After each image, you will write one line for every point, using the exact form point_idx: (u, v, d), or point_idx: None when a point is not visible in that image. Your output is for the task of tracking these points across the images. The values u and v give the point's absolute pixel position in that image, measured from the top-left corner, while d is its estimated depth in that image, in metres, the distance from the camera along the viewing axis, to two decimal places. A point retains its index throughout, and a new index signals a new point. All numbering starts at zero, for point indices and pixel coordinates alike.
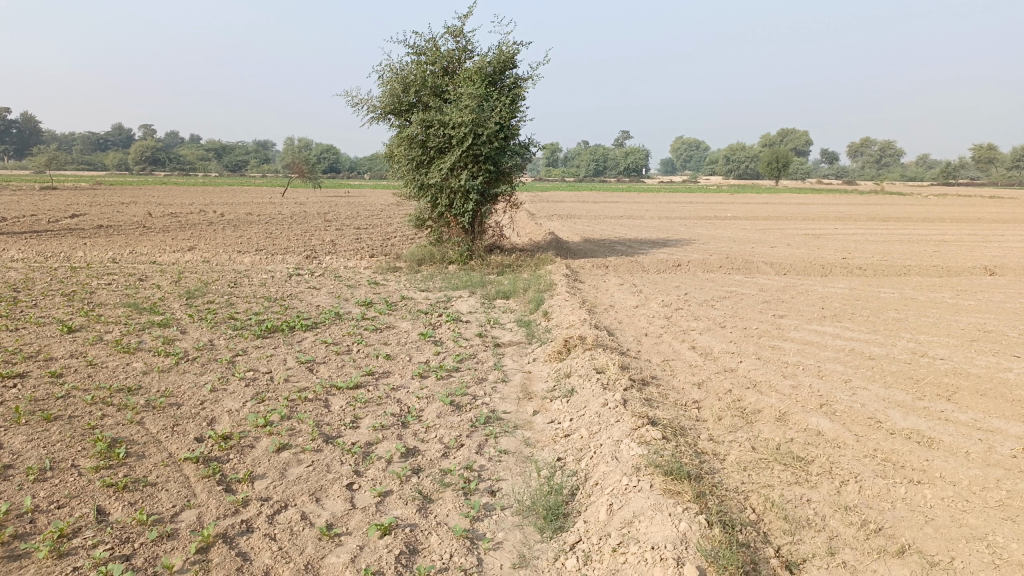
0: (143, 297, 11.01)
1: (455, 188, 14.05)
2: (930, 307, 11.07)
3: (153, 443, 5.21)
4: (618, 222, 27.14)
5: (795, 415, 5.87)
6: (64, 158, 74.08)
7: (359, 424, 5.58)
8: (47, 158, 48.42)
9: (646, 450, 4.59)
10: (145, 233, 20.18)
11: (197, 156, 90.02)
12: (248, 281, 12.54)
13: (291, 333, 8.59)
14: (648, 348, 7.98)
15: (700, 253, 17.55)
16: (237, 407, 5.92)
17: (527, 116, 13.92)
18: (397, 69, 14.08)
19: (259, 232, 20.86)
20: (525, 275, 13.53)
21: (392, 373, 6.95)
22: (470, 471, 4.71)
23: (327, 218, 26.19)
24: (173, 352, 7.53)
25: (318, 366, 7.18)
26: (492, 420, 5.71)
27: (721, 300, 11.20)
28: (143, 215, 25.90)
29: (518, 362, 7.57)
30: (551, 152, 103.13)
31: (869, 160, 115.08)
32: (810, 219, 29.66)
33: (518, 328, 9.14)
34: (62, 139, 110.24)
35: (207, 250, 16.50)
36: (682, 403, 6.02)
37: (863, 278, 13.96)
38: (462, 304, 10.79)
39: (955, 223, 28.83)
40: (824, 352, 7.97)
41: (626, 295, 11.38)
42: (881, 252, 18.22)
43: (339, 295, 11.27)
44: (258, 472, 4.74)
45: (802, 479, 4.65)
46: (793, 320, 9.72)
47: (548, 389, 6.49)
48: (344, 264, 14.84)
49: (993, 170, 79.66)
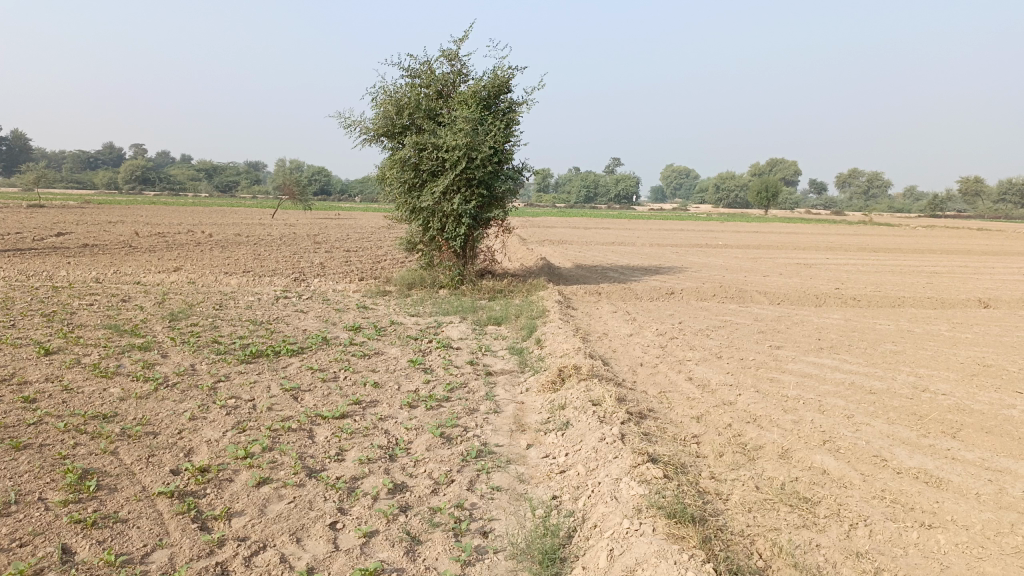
0: (125, 318, 10.72)
1: (447, 212, 13.87)
2: (927, 340, 10.91)
3: (127, 476, 4.94)
4: (610, 248, 27.06)
5: (799, 452, 5.66)
6: (52, 176, 73.67)
7: (344, 457, 5.33)
8: (36, 176, 48.07)
9: (647, 490, 4.36)
10: (130, 253, 19.88)
11: (187, 176, 89.78)
12: (234, 304, 12.27)
13: (276, 359, 8.33)
14: (644, 379, 7.76)
15: (692, 281, 17.41)
16: (216, 437, 5.65)
17: (521, 141, 13.80)
18: (391, 91, 13.96)
19: (247, 253, 20.61)
20: (517, 301, 13.32)
21: (380, 402, 6.70)
22: (461, 510, 4.46)
23: (316, 240, 25.96)
24: (153, 378, 7.25)
25: (303, 394, 6.92)
26: (485, 454, 5.47)
27: (716, 330, 11.02)
28: (130, 235, 25.60)
29: (510, 391, 7.33)
30: (542, 178, 103.49)
31: (857, 191, 116.05)
32: (801, 249, 29.64)
33: (510, 356, 8.91)
34: (51, 156, 109.80)
35: (193, 271, 16.22)
36: (681, 438, 5.80)
37: (857, 309, 13.83)
38: (453, 330, 10.56)
39: (945, 254, 28.88)
40: (824, 385, 7.78)
41: (620, 323, 11.19)
42: (874, 283, 18.13)
43: (327, 319, 11.02)
44: (237, 508, 4.47)
45: (809, 522, 4.42)
46: (790, 351, 9.53)
47: (542, 421, 6.25)
48: (332, 287, 14.60)
49: (980, 203, 80.38)
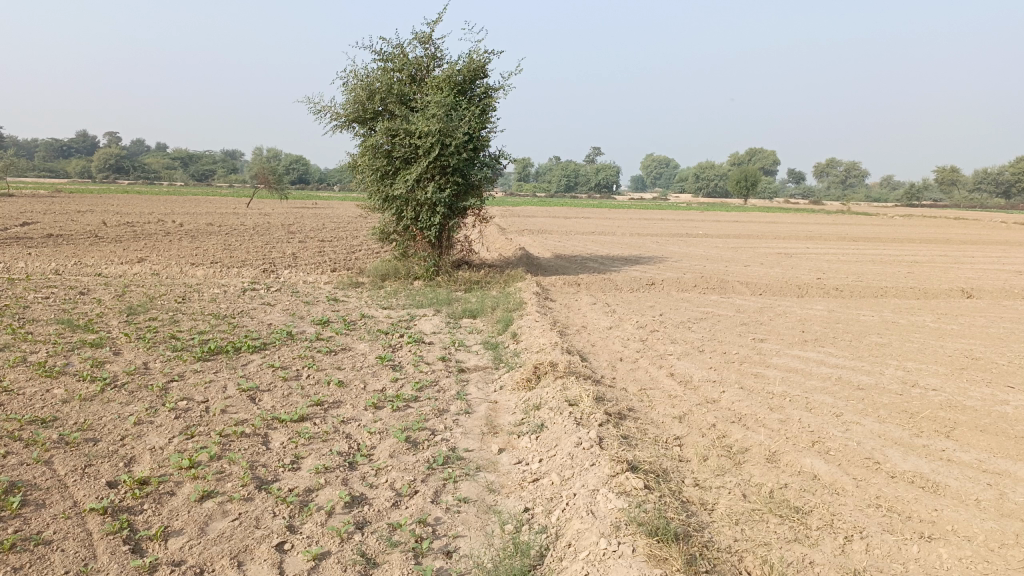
0: (80, 313, 10.20)
1: (421, 201, 13.44)
2: (912, 331, 10.65)
3: (58, 489, 4.49)
4: (590, 238, 26.70)
5: (787, 455, 5.32)
6: (23, 165, 72.02)
7: (300, 465, 4.91)
8: (3, 163, 46.80)
9: (626, 503, 3.99)
10: (95, 243, 19.22)
11: (162, 164, 88.27)
12: (198, 296, 11.77)
13: (236, 356, 7.86)
14: (623, 375, 7.41)
15: (673, 271, 17.10)
16: (161, 445, 5.21)
17: (497, 127, 13.37)
18: (362, 75, 13.47)
19: (217, 243, 20.02)
20: (494, 292, 12.93)
21: (343, 404, 6.27)
22: (423, 526, 4.07)
23: (289, 229, 25.37)
24: (101, 377, 6.77)
25: (261, 395, 6.48)
26: (452, 460, 5.08)
27: (697, 322, 10.68)
28: (97, 224, 24.92)
29: (483, 390, 6.94)
30: (522, 166, 102.94)
31: (835, 180, 116.61)
32: (781, 238, 29.45)
33: (483, 351, 8.51)
34: (21, 145, 107.60)
35: (158, 262, 15.65)
36: (662, 441, 5.44)
37: (840, 299, 13.58)
38: (426, 324, 10.15)
39: (925, 244, 28.84)
40: (810, 380, 7.47)
41: (599, 316, 10.83)
42: (855, 272, 17.93)
43: (294, 313, 10.56)
44: (175, 527, 4.05)
45: (801, 536, 4.08)
46: (774, 345, 9.22)
47: (515, 423, 5.87)
48: (303, 278, 14.12)
49: (956, 192, 80.92)
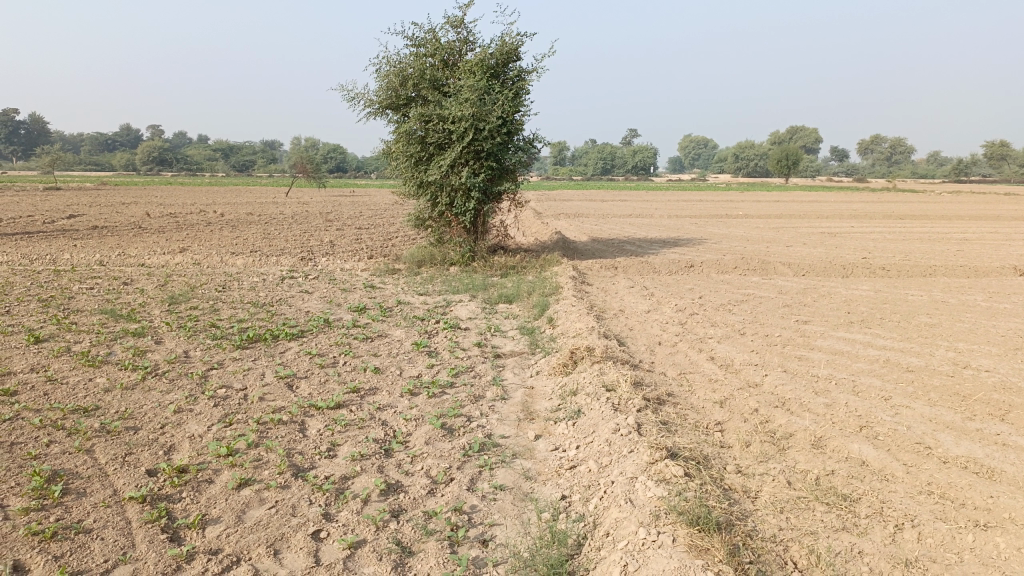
0: (123, 303, 10.37)
1: (455, 186, 13.37)
2: (963, 311, 10.29)
3: (99, 477, 4.54)
4: (628, 220, 26.43)
5: (833, 440, 5.15)
6: (70, 159, 73.73)
7: (336, 453, 4.89)
8: (51, 158, 47.88)
9: (667, 491, 3.88)
10: (138, 234, 19.56)
11: (203, 156, 89.68)
12: (237, 285, 11.88)
13: (273, 344, 7.91)
14: (662, 359, 7.28)
15: (713, 252, 16.81)
16: (200, 433, 5.25)
17: (531, 110, 13.22)
18: (394, 61, 13.41)
19: (256, 232, 20.25)
20: (530, 277, 12.84)
21: (379, 391, 6.26)
22: (458, 515, 4.02)
23: (327, 217, 25.55)
24: (142, 366, 6.86)
25: (298, 382, 6.49)
26: (489, 447, 5.02)
27: (738, 304, 10.46)
28: (140, 216, 25.38)
29: (519, 376, 6.87)
30: (558, 150, 102.33)
31: (879, 157, 113.76)
32: (824, 217, 28.79)
33: (520, 336, 8.43)
34: (69, 140, 110.26)
35: (199, 251, 15.87)
36: (703, 426, 5.31)
37: (887, 279, 13.22)
38: (461, 309, 10.11)
39: (975, 220, 27.96)
40: (856, 363, 7.25)
41: (637, 299, 10.67)
42: (902, 251, 17.43)
43: (331, 300, 10.60)
44: (212, 515, 4.07)
45: (849, 525, 3.94)
46: (818, 326, 8.99)
47: (551, 409, 5.78)
48: (340, 266, 14.18)
49: (1007, 166, 78.33)
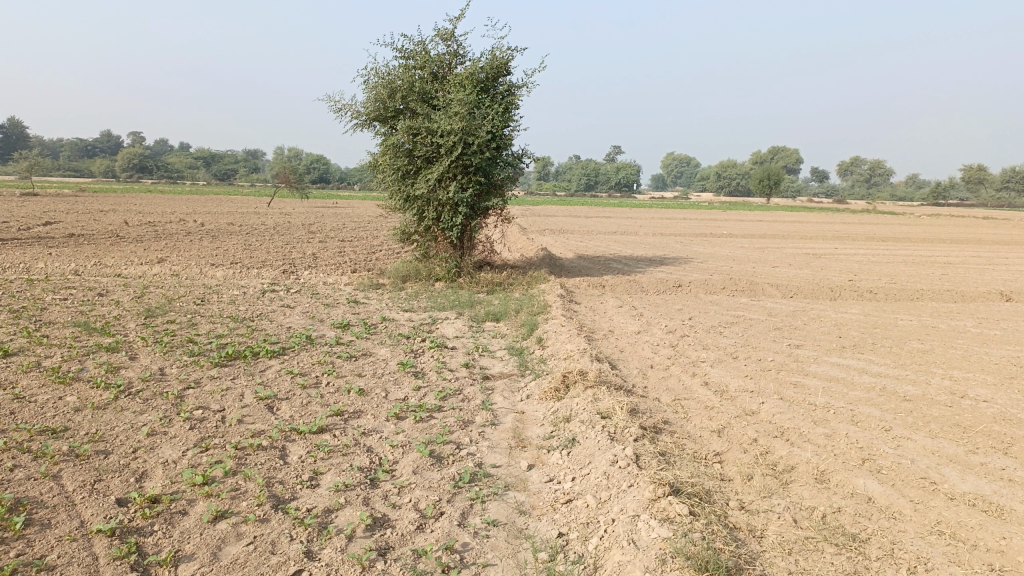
0: (98, 315, 10.02)
1: (442, 200, 13.17)
2: (954, 337, 10.21)
3: (65, 507, 4.25)
4: (614, 238, 26.35)
5: (837, 474, 4.98)
6: (48, 164, 72.59)
7: (319, 482, 4.64)
8: (29, 164, 47.05)
9: (671, 532, 3.67)
10: (116, 243, 19.14)
11: (185, 164, 88.88)
12: (217, 298, 11.58)
13: (254, 362, 7.63)
14: (655, 384, 7.09)
15: (700, 272, 16.70)
16: (175, 459, 4.97)
17: (520, 125, 13.08)
18: (383, 73, 13.23)
19: (238, 243, 19.91)
20: (517, 294, 12.65)
21: (363, 414, 6.00)
22: (450, 554, 3.79)
23: (309, 229, 25.17)
24: (116, 384, 6.56)
25: (279, 403, 6.23)
26: (480, 478, 4.79)
27: (728, 326, 10.31)
28: (118, 224, 24.90)
29: (509, 399, 6.65)
30: (542, 165, 102.47)
31: (859, 179, 115.03)
32: (807, 238, 28.85)
33: (508, 357, 8.21)
34: (47, 144, 108.65)
35: (178, 262, 15.51)
36: (702, 458, 5.12)
37: (875, 302, 13.15)
38: (448, 327, 9.88)
39: (956, 244, 28.19)
40: (853, 390, 7.10)
41: (627, 320, 10.50)
42: (888, 274, 17.43)
43: (314, 315, 10.33)
44: (186, 552, 3.80)
45: (861, 568, 3.75)
46: (810, 351, 8.86)
47: (544, 436, 5.56)
48: (323, 279, 13.91)
49: (983, 191, 79.49)
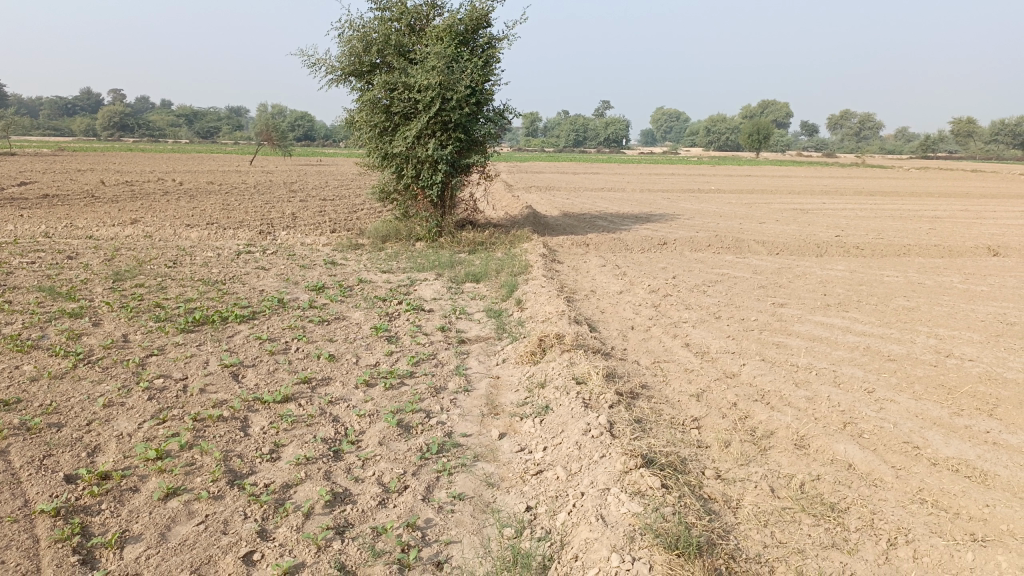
0: (65, 279, 9.71)
1: (421, 158, 12.82)
2: (939, 293, 10.04)
3: (9, 485, 4.04)
4: (601, 194, 26.01)
5: (817, 439, 4.83)
6: (25, 122, 70.89)
7: (279, 455, 4.44)
8: (5, 123, 45.92)
9: (642, 507, 3.51)
10: (90, 204, 18.66)
11: (166, 122, 87.25)
12: (190, 260, 11.27)
13: (222, 327, 7.38)
14: (635, 346, 6.92)
15: (686, 229, 16.46)
16: (131, 432, 4.76)
17: (501, 79, 12.71)
18: (358, 25, 12.73)
19: (216, 203, 19.48)
20: (498, 254, 12.39)
21: (332, 381, 5.80)
22: (411, 532, 3.61)
23: (291, 188, 24.70)
24: (76, 352, 6.31)
25: (244, 371, 6.01)
26: (448, 449, 4.61)
27: (712, 285, 10.12)
28: (94, 184, 24.37)
29: (484, 364, 6.46)
30: (530, 121, 101.22)
31: (849, 133, 114.18)
32: (795, 193, 28.53)
33: (486, 319, 7.99)
34: (25, 103, 106.48)
35: (152, 223, 15.13)
36: (679, 424, 4.95)
37: (861, 259, 12.97)
38: (426, 289, 9.64)
39: (944, 198, 27.98)
40: (837, 350, 6.95)
41: (609, 280, 10.29)
42: (876, 229, 17.23)
43: (289, 277, 10.06)
44: (132, 532, 3.61)
45: (839, 541, 3.60)
46: (795, 310, 8.68)
47: (517, 403, 5.38)
48: (301, 240, 13.60)
49: (972, 144, 79.16)
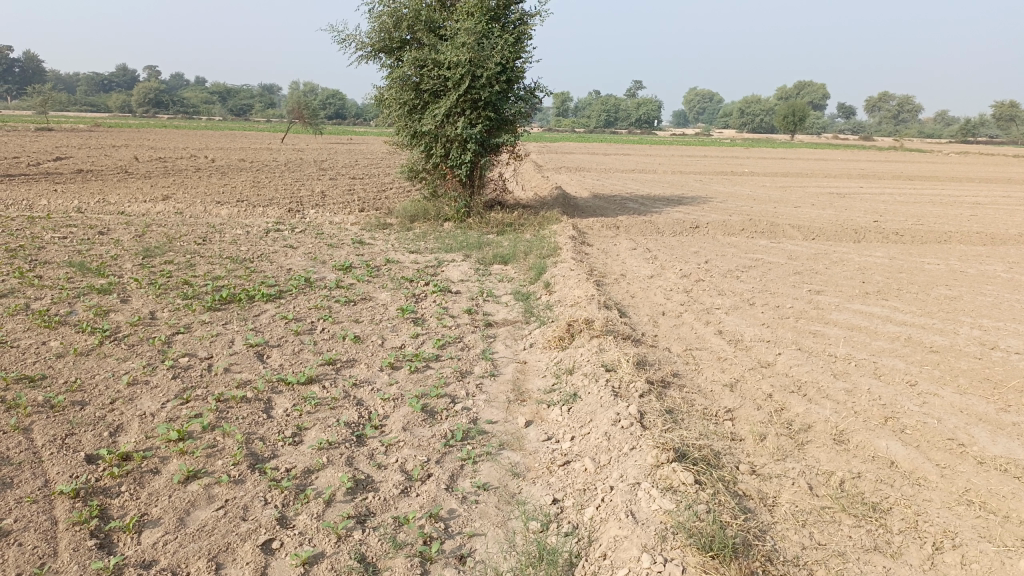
0: (95, 255, 9.74)
1: (451, 137, 12.67)
2: (983, 282, 9.69)
3: (30, 464, 4.01)
4: (632, 176, 25.67)
5: (857, 435, 4.64)
6: (62, 97, 71.79)
7: (301, 439, 4.35)
8: (42, 99, 46.47)
9: (674, 504, 3.37)
10: (123, 180, 18.79)
11: (200, 99, 87.90)
12: (219, 238, 11.26)
13: (248, 305, 7.32)
14: (666, 332, 6.74)
15: (719, 212, 16.15)
16: (153, 413, 4.71)
17: (532, 57, 12.47)
18: (388, 1, 12.56)
19: (246, 181, 19.53)
20: (528, 235, 12.23)
21: (357, 363, 5.71)
22: (433, 523, 3.51)
23: (321, 166, 24.70)
24: (102, 329, 6.29)
25: (269, 351, 5.94)
26: (473, 437, 4.49)
27: (746, 271, 9.87)
28: (128, 160, 24.57)
29: (511, 348, 6.33)
30: (561, 101, 100.35)
31: (887, 115, 111.65)
32: (831, 177, 27.88)
33: (514, 302, 7.86)
34: (63, 79, 107.91)
35: (182, 200, 15.18)
36: (712, 416, 4.78)
37: (900, 245, 12.61)
38: (454, 270, 9.52)
39: (986, 183, 27.18)
40: (877, 340, 6.71)
41: (640, 263, 10.08)
42: (915, 215, 16.76)
43: (316, 256, 10.00)
44: (151, 516, 3.55)
45: (881, 544, 3.43)
46: (832, 298, 8.43)
47: (545, 390, 5.25)
48: (329, 219, 13.56)
49: (1015, 128, 76.97)
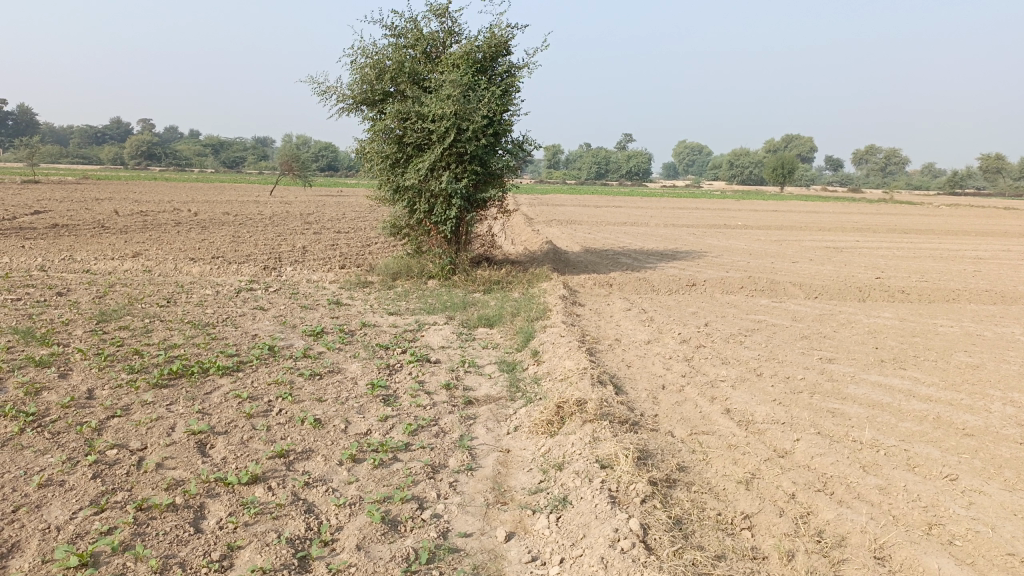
0: (46, 319, 8.96)
1: (435, 191, 12.07)
2: (1004, 348, 9.02)
3: None
4: (625, 229, 25.19)
5: (899, 550, 3.90)
6: (53, 149, 71.73)
7: (233, 565, 3.58)
8: (31, 150, 45.76)
9: None
10: (97, 235, 18.08)
11: (192, 152, 88.00)
12: (185, 299, 10.52)
13: (200, 381, 6.54)
14: (667, 412, 5.99)
15: (715, 268, 15.56)
16: (59, 525, 3.92)
17: (520, 109, 11.99)
18: (370, 52, 12.08)
19: (227, 235, 18.86)
20: (516, 294, 11.57)
21: (313, 456, 4.94)
22: None
23: (306, 220, 24.15)
24: (26, 413, 5.48)
25: (214, 440, 5.17)
26: (441, 557, 3.72)
27: (748, 334, 9.18)
28: (108, 214, 23.84)
29: (492, 433, 5.57)
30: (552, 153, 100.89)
31: (875, 167, 112.86)
32: (825, 230, 27.51)
33: (497, 374, 7.12)
34: (56, 133, 108.13)
35: (154, 256, 14.45)
36: (728, 527, 4.02)
37: (908, 305, 11.97)
38: (434, 335, 8.80)
39: (981, 236, 26.81)
40: (903, 421, 5.99)
41: (636, 327, 9.37)
42: (918, 271, 16.18)
43: (286, 320, 9.26)
44: None
45: None
46: (845, 367, 7.73)
47: (529, 490, 4.49)
48: (307, 277, 12.85)
49: (1002, 181, 77.52)
